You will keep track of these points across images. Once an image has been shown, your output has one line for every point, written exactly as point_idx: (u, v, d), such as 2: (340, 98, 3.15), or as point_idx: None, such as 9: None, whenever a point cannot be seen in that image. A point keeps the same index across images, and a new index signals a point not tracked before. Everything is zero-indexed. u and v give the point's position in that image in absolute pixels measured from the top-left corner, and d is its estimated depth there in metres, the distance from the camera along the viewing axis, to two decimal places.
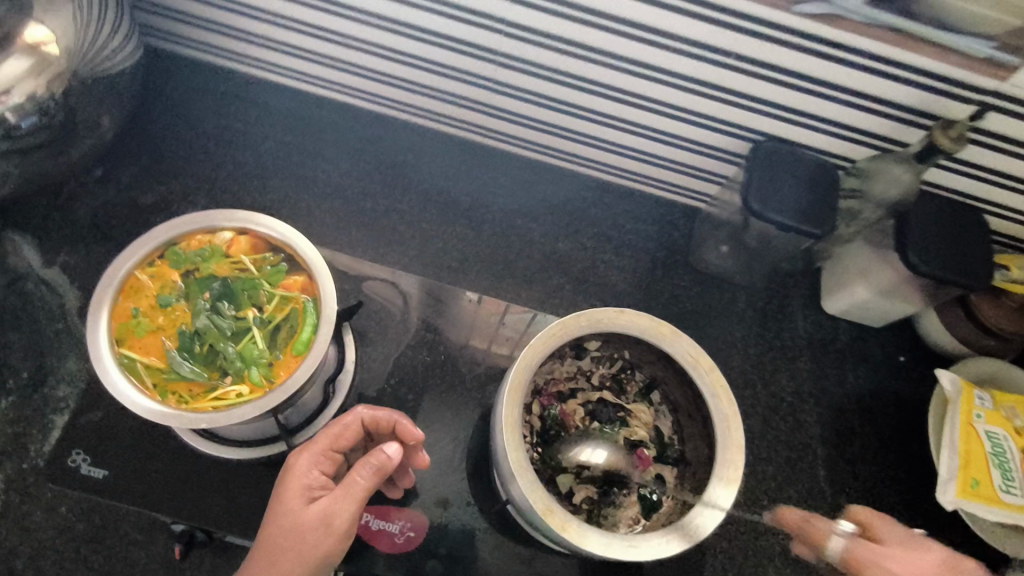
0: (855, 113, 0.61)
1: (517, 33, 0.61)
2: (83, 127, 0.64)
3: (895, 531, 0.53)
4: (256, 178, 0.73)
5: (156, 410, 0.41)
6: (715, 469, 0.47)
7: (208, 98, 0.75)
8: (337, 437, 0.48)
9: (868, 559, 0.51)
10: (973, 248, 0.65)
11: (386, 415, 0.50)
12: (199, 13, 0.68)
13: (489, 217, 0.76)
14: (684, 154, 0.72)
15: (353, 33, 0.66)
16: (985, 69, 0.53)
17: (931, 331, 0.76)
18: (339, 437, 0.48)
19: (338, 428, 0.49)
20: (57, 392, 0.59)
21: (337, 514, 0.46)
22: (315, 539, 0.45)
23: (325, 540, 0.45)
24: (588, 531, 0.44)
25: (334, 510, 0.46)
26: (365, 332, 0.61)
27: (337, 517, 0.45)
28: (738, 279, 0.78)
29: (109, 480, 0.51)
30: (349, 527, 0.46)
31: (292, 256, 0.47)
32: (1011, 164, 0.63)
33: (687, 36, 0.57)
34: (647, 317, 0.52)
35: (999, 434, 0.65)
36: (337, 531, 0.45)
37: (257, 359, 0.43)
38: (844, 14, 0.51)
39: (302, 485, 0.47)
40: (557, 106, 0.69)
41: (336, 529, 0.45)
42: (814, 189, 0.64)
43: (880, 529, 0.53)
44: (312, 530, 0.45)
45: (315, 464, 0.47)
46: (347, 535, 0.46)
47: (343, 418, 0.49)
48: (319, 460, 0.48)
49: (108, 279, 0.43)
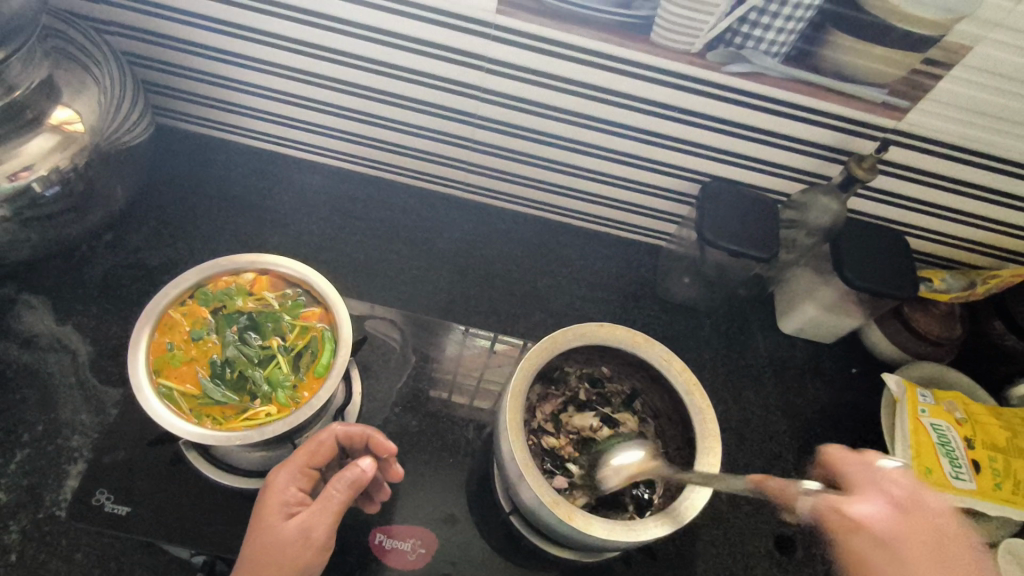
0: (783, 152, 0.72)
1: (490, 98, 0.70)
2: (99, 195, 0.69)
3: (856, 467, 0.50)
4: (257, 236, 0.79)
5: (193, 430, 0.45)
6: (699, 458, 0.54)
7: (211, 167, 0.82)
8: (310, 453, 0.51)
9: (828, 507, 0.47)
10: (898, 265, 0.75)
11: (359, 429, 0.53)
12: (207, 92, 0.76)
13: (473, 262, 0.83)
14: (644, 197, 0.82)
15: (346, 104, 0.74)
16: (884, 112, 0.64)
17: (876, 344, 0.85)
18: (311, 453, 0.51)
19: (313, 445, 0.52)
20: (71, 442, 0.61)
21: (314, 527, 0.48)
22: (293, 552, 0.47)
23: (305, 552, 0.48)
24: (592, 520, 0.49)
25: (310, 523, 0.48)
26: (370, 366, 0.69)
27: (315, 529, 0.48)
28: (702, 306, 0.86)
29: (132, 514, 0.56)
30: (329, 538, 0.49)
31: (309, 292, 0.54)
32: (919, 190, 0.74)
33: (637, 94, 0.67)
34: (624, 329, 0.59)
35: (943, 426, 0.73)
36: (315, 544, 0.48)
37: (283, 381, 0.49)
38: (764, 71, 0.62)
39: (278, 502, 0.49)
40: (529, 160, 0.79)
41: (315, 541, 0.48)
42: (756, 219, 0.74)
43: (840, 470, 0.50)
44: (290, 544, 0.48)
45: (291, 481, 0.50)
46: (326, 547, 0.49)
47: (318, 435, 0.51)
48: (296, 477, 0.51)
49: (147, 317, 0.49)
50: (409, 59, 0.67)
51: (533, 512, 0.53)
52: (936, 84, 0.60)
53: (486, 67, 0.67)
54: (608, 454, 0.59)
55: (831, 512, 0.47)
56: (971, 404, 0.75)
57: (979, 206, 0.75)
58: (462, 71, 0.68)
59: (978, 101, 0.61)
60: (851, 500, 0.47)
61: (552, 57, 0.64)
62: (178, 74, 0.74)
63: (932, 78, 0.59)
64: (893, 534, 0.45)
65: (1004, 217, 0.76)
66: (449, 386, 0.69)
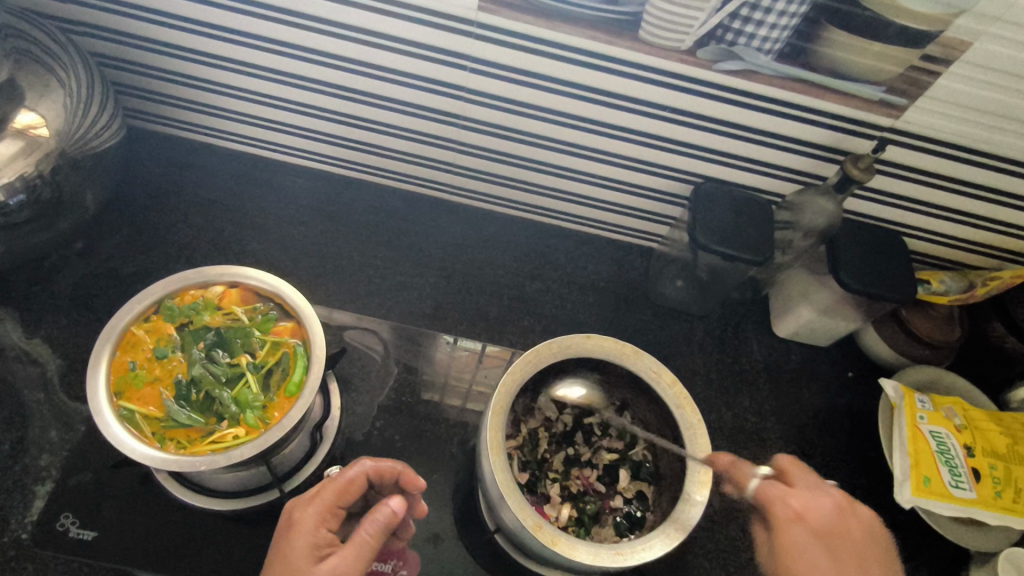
0: (778, 152, 0.70)
1: (474, 98, 0.68)
2: (69, 202, 0.66)
3: (807, 475, 0.50)
4: (235, 242, 0.76)
5: (155, 455, 0.43)
6: (688, 476, 0.52)
7: (188, 171, 0.80)
8: (343, 492, 0.48)
9: (774, 496, 0.48)
10: (896, 267, 0.72)
11: (390, 465, 0.51)
12: (181, 93, 0.73)
13: (460, 266, 0.81)
14: (634, 199, 0.80)
15: (326, 105, 0.72)
16: (881, 110, 0.61)
17: (872, 347, 0.83)
18: (345, 492, 0.48)
19: (342, 483, 0.49)
20: (39, 462, 0.58)
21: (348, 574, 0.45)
22: None
23: None
24: (577, 544, 0.47)
25: (343, 569, 0.45)
26: (350, 380, 0.67)
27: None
28: (695, 309, 0.83)
29: (99, 540, 0.55)
30: None
31: (280, 305, 0.52)
32: (917, 190, 0.72)
33: (627, 93, 0.65)
34: (611, 340, 0.57)
35: (943, 433, 0.71)
36: None
37: (252, 402, 0.47)
38: (756, 69, 0.60)
39: (308, 543, 0.46)
40: (515, 161, 0.76)
41: None
42: (748, 222, 0.72)
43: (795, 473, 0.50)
44: None
45: (321, 521, 0.47)
46: None
47: (349, 473, 0.49)
48: (324, 517, 0.47)
49: (107, 336, 0.47)
50: (390, 58, 0.65)
51: (515, 533, 0.52)
52: (934, 81, 0.58)
53: (469, 66, 0.64)
54: (558, 386, 0.59)
55: (778, 503, 0.48)
56: (971, 410, 0.73)
57: (980, 206, 0.72)
58: (445, 71, 0.65)
59: (980, 99, 0.59)
60: (796, 495, 0.48)
61: (538, 56, 0.62)
62: (151, 75, 0.71)
63: (930, 74, 0.57)
64: (827, 532, 0.46)
65: (1005, 217, 0.74)
66: (430, 399, 0.68)
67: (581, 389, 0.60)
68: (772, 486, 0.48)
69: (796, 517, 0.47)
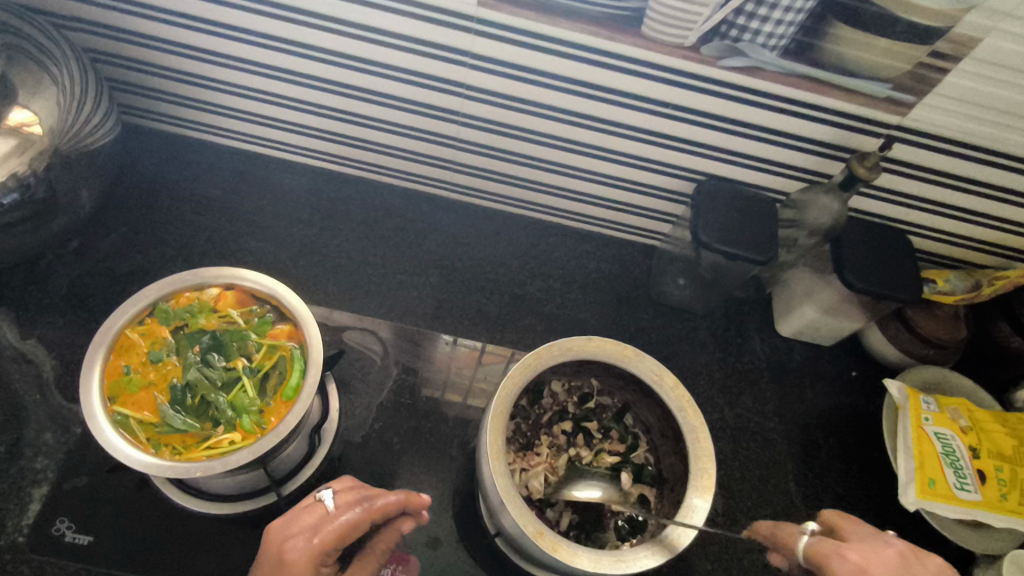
0: (782, 150, 0.69)
1: (474, 95, 0.67)
2: (64, 201, 0.66)
3: (860, 530, 0.52)
4: (233, 241, 0.76)
5: (150, 461, 0.42)
6: (692, 479, 0.51)
7: (185, 169, 0.79)
8: (348, 533, 0.45)
9: (829, 550, 0.50)
10: (901, 266, 0.72)
11: (395, 498, 0.48)
12: (177, 90, 0.72)
13: (460, 264, 0.80)
14: (636, 197, 0.79)
15: (324, 102, 0.71)
16: (888, 107, 0.60)
17: (876, 346, 0.82)
18: (350, 534, 0.45)
19: (348, 520, 0.46)
20: (34, 464, 0.57)
21: None
22: None
23: None
24: (578, 551, 0.47)
25: None
26: (349, 381, 0.66)
27: None
28: (697, 309, 0.83)
29: (94, 544, 0.54)
30: None
31: (276, 307, 0.51)
32: (924, 188, 0.70)
33: (629, 90, 0.64)
34: (613, 342, 0.56)
35: (948, 435, 0.70)
36: None
37: (248, 407, 0.46)
38: (761, 66, 0.59)
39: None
40: (515, 159, 0.75)
41: None
42: (752, 220, 0.71)
43: (846, 530, 0.52)
44: None
45: (322, 561, 0.44)
46: None
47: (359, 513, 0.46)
48: (326, 556, 0.44)
49: (101, 340, 0.46)
50: (388, 55, 0.64)
51: (515, 538, 0.51)
52: (942, 78, 0.56)
53: (469, 62, 0.63)
54: (575, 488, 0.56)
55: (835, 557, 0.49)
56: (976, 411, 0.73)
57: (987, 205, 0.71)
58: (445, 67, 0.64)
59: (989, 96, 0.58)
60: (851, 548, 0.50)
61: (538, 52, 0.61)
62: (146, 72, 0.70)
63: (938, 71, 0.56)
64: None
65: (1012, 215, 0.73)
66: (430, 400, 0.67)
67: (597, 488, 0.57)
68: (826, 542, 0.50)
69: (855, 567, 0.48)
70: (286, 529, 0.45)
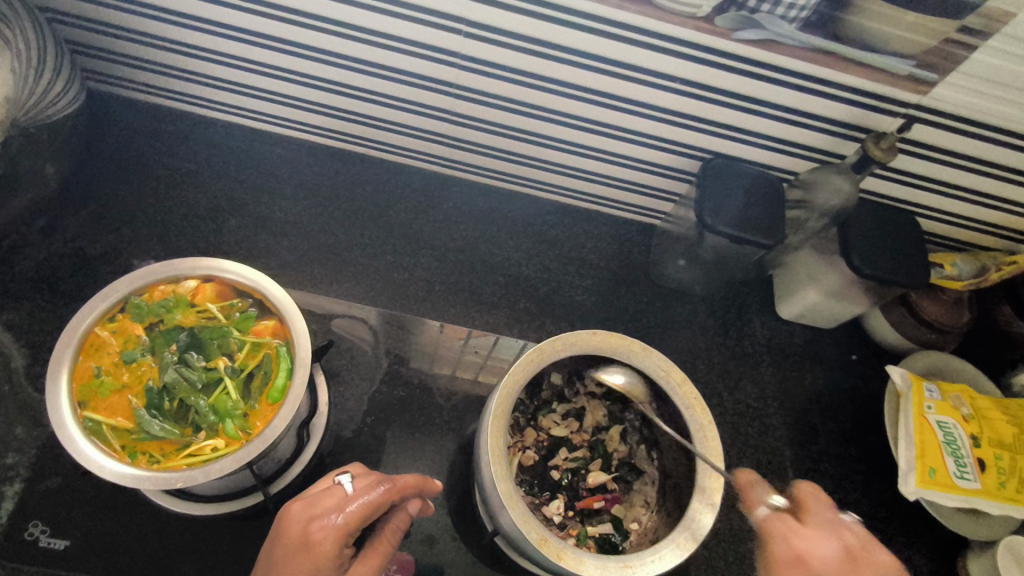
0: (792, 128, 0.65)
1: (471, 66, 0.62)
2: (27, 176, 0.61)
3: (824, 516, 0.47)
4: (211, 221, 0.71)
5: (126, 472, 0.41)
6: (699, 481, 0.49)
7: (156, 140, 0.74)
8: (370, 514, 0.44)
9: (780, 533, 0.46)
10: (909, 250, 0.69)
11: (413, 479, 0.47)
12: (147, 56, 0.66)
13: (453, 245, 0.77)
14: (638, 174, 0.75)
15: (310, 72, 0.66)
16: (908, 86, 0.57)
17: (878, 329, 0.80)
18: (374, 514, 0.44)
19: (366, 499, 0.44)
20: (5, 460, 0.54)
21: None
22: None
23: None
24: (583, 557, 0.45)
25: None
26: (338, 372, 0.63)
27: None
28: (698, 291, 0.80)
29: (72, 548, 0.52)
30: None
31: (260, 301, 0.49)
32: (938, 170, 0.68)
33: (634, 63, 0.60)
34: (619, 336, 0.53)
35: (950, 424, 0.69)
36: None
37: (232, 411, 0.45)
38: (778, 39, 0.54)
39: (333, 566, 0.42)
40: (516, 134, 0.71)
41: None
42: (759, 202, 0.68)
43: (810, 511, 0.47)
44: None
45: (341, 542, 0.43)
46: None
47: (377, 493, 0.44)
48: (347, 536, 0.43)
49: (68, 338, 0.44)
50: (380, 22, 0.59)
51: (515, 540, 0.50)
52: (969, 55, 0.53)
53: (466, 30, 0.58)
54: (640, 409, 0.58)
55: (779, 538, 0.46)
56: (978, 399, 0.72)
57: (999, 187, 0.69)
58: (439, 36, 0.59)
59: (1016, 76, 0.54)
60: (802, 536, 0.45)
61: (544, 21, 0.56)
62: (110, 34, 0.64)
63: (965, 48, 0.52)
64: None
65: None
66: (423, 387, 0.65)
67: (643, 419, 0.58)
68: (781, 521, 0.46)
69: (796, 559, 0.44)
70: (309, 510, 0.44)
